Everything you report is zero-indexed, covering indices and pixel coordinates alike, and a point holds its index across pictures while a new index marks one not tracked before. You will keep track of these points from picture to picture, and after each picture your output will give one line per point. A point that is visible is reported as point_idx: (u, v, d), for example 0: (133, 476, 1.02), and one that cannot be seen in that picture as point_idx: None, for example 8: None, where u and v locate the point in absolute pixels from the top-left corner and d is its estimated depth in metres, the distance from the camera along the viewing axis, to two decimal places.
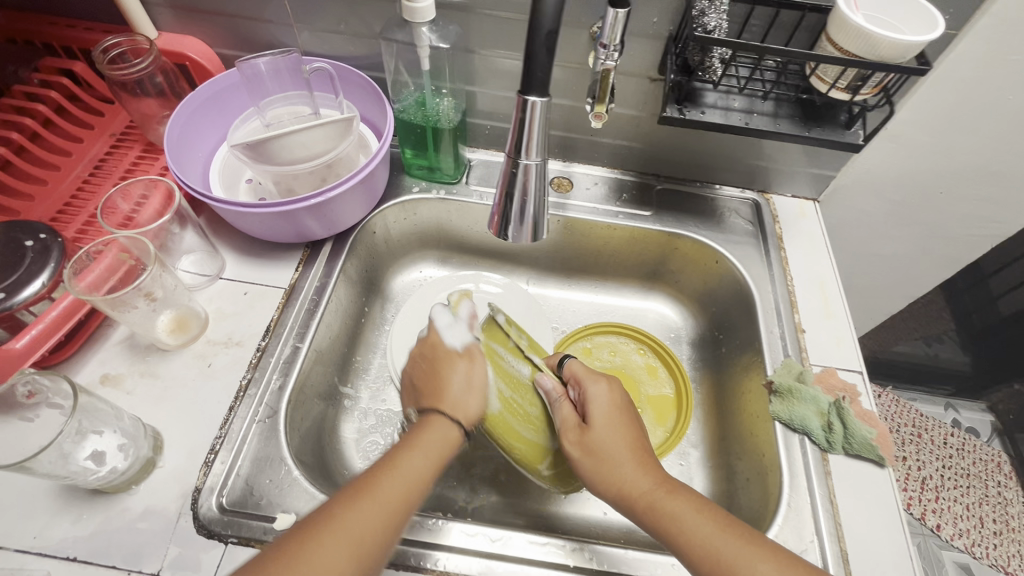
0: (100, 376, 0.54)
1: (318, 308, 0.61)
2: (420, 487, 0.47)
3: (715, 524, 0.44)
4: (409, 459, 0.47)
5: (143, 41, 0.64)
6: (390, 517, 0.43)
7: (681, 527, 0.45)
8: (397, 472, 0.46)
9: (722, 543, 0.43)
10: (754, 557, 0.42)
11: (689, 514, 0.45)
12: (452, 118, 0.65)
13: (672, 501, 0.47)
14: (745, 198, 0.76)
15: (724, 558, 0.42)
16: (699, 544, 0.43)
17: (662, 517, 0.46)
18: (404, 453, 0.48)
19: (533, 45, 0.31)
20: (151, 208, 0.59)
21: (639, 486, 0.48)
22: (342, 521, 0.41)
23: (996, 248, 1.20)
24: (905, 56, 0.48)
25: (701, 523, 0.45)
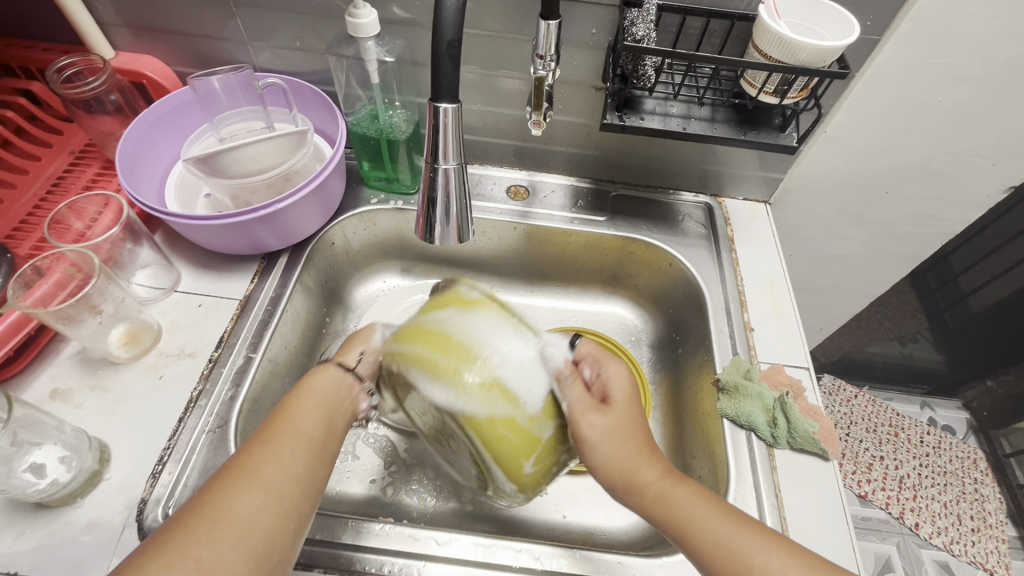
0: (49, 391, 0.55)
1: (272, 319, 0.62)
2: (326, 436, 0.46)
3: (721, 516, 0.43)
4: (298, 409, 0.46)
5: (99, 61, 0.65)
6: (306, 464, 0.42)
7: (693, 520, 0.43)
8: (286, 419, 0.45)
9: (735, 540, 0.41)
10: (763, 547, 0.41)
11: (698, 506, 0.44)
12: (406, 129, 0.67)
13: (680, 489, 0.45)
14: (698, 202, 0.78)
15: (737, 553, 0.41)
16: (713, 538, 0.42)
17: (675, 514, 0.44)
18: (295, 407, 0.46)
19: (438, 55, 0.33)
20: (103, 224, 0.60)
21: (651, 480, 0.46)
22: (253, 472, 0.40)
23: (960, 247, 1.23)
24: (824, 60, 0.50)
25: (711, 516, 0.43)
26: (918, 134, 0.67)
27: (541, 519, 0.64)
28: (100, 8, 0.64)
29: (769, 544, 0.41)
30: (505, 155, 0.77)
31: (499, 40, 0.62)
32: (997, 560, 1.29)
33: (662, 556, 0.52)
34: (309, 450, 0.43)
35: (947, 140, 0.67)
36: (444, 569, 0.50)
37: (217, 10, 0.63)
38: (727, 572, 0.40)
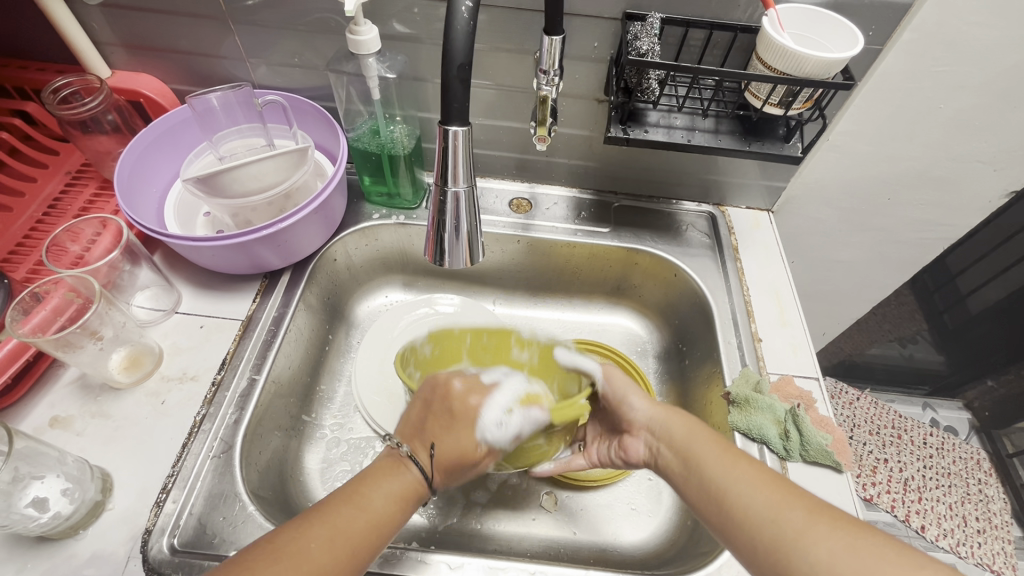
0: (49, 419, 0.53)
1: (275, 339, 0.61)
2: (388, 524, 0.44)
3: (721, 449, 0.47)
4: (372, 491, 0.45)
5: (95, 80, 0.64)
6: (348, 550, 0.40)
7: (688, 449, 0.48)
8: (357, 501, 0.44)
9: (718, 462, 0.46)
10: (740, 471, 0.44)
11: (699, 437, 0.49)
12: (407, 144, 0.66)
13: (683, 422, 0.51)
14: (701, 211, 0.78)
15: (714, 474, 0.45)
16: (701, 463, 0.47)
17: (675, 439, 0.50)
18: (367, 484, 0.46)
19: (447, 78, 0.32)
20: (102, 246, 0.59)
21: (666, 421, 0.52)
22: (298, 547, 0.39)
23: (958, 249, 1.23)
24: (829, 72, 0.50)
25: (708, 446, 0.48)
26: (920, 141, 0.67)
27: (552, 536, 0.63)
28: (95, 27, 0.64)
29: (750, 473, 0.44)
30: (507, 167, 0.77)
31: (500, 55, 0.62)
32: (1004, 561, 1.29)
33: None
34: (360, 537, 0.42)
35: (949, 147, 0.67)
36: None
37: (215, 28, 0.63)
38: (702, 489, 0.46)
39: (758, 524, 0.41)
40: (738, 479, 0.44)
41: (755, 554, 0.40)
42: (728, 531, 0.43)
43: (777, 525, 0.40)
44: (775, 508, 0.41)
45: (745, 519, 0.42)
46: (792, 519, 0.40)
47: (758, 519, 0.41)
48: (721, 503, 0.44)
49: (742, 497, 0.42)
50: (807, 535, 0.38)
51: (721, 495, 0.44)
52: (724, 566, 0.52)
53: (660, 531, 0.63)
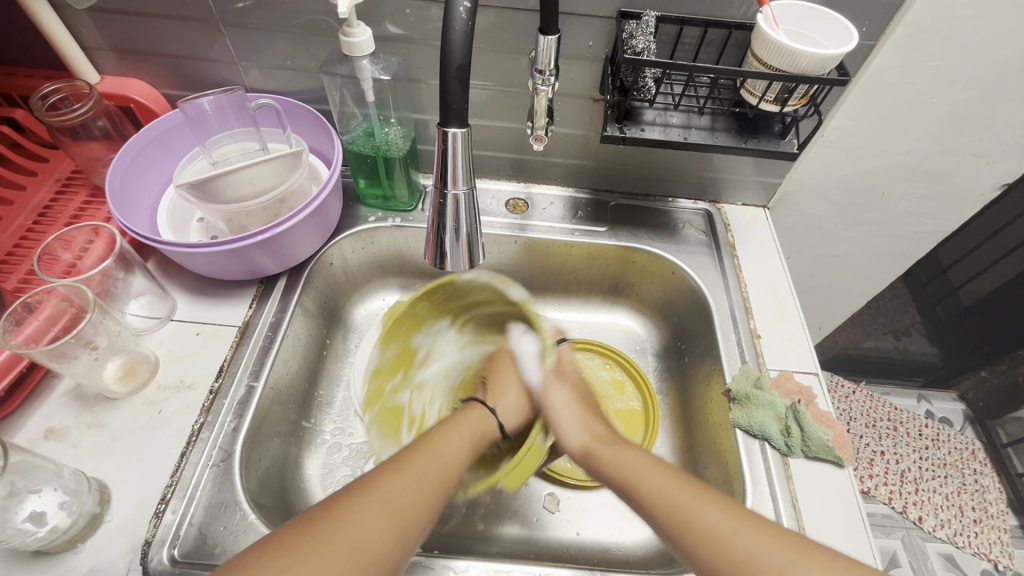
0: (44, 431, 0.53)
1: (273, 345, 0.60)
2: (461, 464, 0.48)
3: (681, 483, 0.45)
4: (444, 442, 0.49)
5: (84, 86, 0.64)
6: (400, 523, 0.40)
7: (643, 480, 0.47)
8: (434, 448, 0.47)
9: (683, 496, 0.44)
10: (708, 506, 0.43)
11: (656, 472, 0.47)
12: (402, 146, 0.66)
13: (639, 455, 0.50)
14: (697, 209, 0.78)
15: (681, 509, 0.43)
16: (661, 496, 0.45)
17: (629, 470, 0.48)
18: (439, 434, 0.50)
19: (445, 80, 0.32)
20: (94, 254, 0.58)
21: (611, 450, 0.52)
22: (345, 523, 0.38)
23: (950, 242, 1.25)
24: (824, 68, 0.50)
25: (667, 481, 0.46)
26: (913, 136, 0.68)
27: (555, 538, 0.63)
28: (84, 33, 0.63)
29: (716, 508, 0.42)
30: (503, 168, 0.77)
31: (495, 56, 0.61)
32: (1000, 550, 1.31)
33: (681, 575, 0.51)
34: (441, 480, 0.45)
35: (942, 141, 0.68)
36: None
37: (206, 32, 0.62)
38: (668, 522, 0.43)
39: (739, 557, 0.39)
40: (695, 502, 0.43)
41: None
42: (701, 570, 0.41)
43: (758, 564, 0.38)
44: (755, 546, 0.39)
45: (722, 555, 0.40)
46: (771, 557, 0.38)
47: (738, 559, 0.39)
48: (693, 541, 0.42)
49: (716, 535, 0.41)
50: (792, 568, 0.37)
51: (689, 534, 0.42)
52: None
53: None
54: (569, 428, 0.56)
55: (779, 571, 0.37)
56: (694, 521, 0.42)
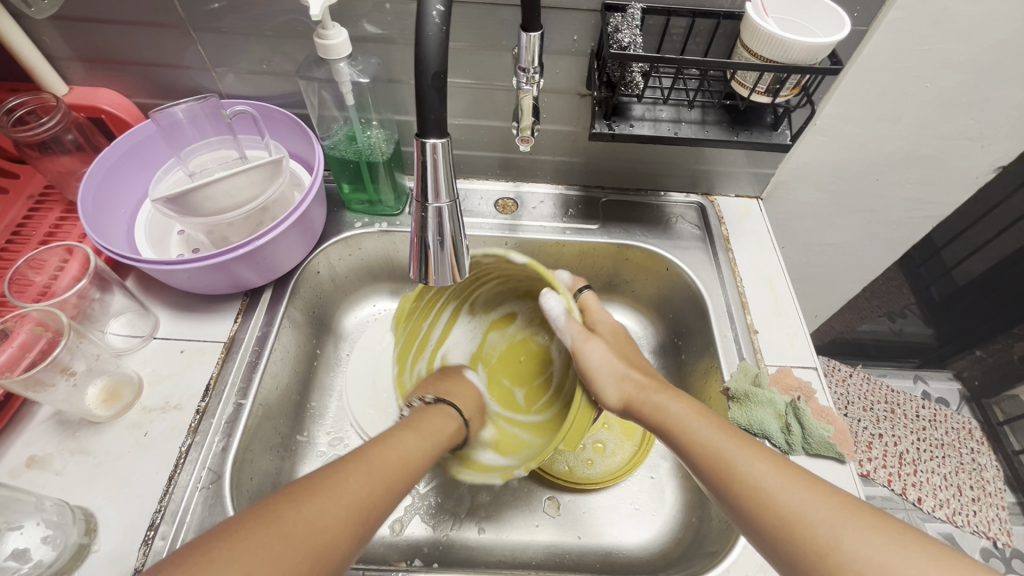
0: (26, 460, 0.51)
1: (260, 360, 0.59)
2: (419, 463, 0.48)
3: (727, 436, 0.46)
4: (405, 440, 0.49)
5: (50, 99, 0.61)
6: (388, 484, 0.44)
7: (690, 433, 0.47)
8: (393, 443, 0.48)
9: (729, 448, 0.44)
10: (754, 458, 0.43)
11: (703, 425, 0.47)
12: (385, 150, 0.64)
13: (682, 409, 0.50)
14: (690, 202, 0.77)
15: (726, 459, 0.44)
16: (708, 448, 0.45)
17: (672, 424, 0.49)
18: (402, 433, 0.50)
19: (421, 89, 0.30)
20: (69, 275, 0.56)
21: (651, 401, 0.52)
22: (342, 479, 0.41)
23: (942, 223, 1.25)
24: (817, 57, 0.48)
25: (713, 433, 0.46)
26: (907, 121, 0.66)
27: (558, 543, 0.62)
28: (48, 43, 0.60)
29: (764, 462, 0.43)
30: (490, 167, 0.75)
31: (477, 53, 0.59)
32: (999, 527, 1.32)
33: None
34: (398, 476, 0.45)
35: (935, 125, 0.67)
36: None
37: (176, 38, 0.60)
38: (712, 469, 0.44)
39: (785, 511, 0.39)
40: (752, 458, 0.43)
41: (771, 539, 0.40)
42: (746, 518, 0.41)
43: (804, 519, 0.38)
44: (802, 503, 0.39)
45: (765, 509, 0.40)
46: (819, 515, 0.38)
47: (783, 507, 0.40)
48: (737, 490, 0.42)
49: (760, 487, 0.41)
50: (840, 523, 0.37)
51: (734, 485, 0.43)
52: (732, 567, 0.51)
53: (664, 531, 0.63)
54: (607, 383, 0.54)
55: (824, 522, 0.38)
56: (741, 471, 0.43)
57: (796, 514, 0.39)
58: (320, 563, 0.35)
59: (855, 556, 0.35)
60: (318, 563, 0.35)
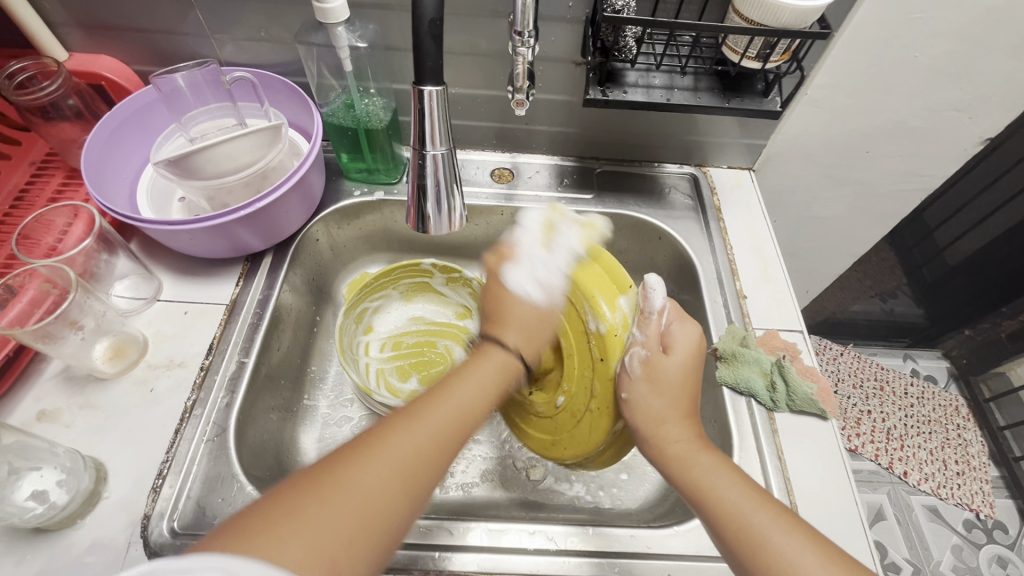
0: (36, 413, 0.53)
1: (262, 322, 0.60)
2: (469, 419, 0.47)
3: (757, 501, 0.43)
4: (456, 391, 0.48)
5: (51, 63, 0.62)
6: (443, 441, 0.44)
7: (714, 490, 0.44)
8: (448, 400, 0.47)
9: (748, 512, 0.42)
10: (775, 527, 0.41)
11: (727, 480, 0.45)
12: (382, 117, 0.65)
13: (710, 461, 0.47)
14: (683, 173, 0.78)
15: (744, 525, 0.42)
16: (730, 511, 0.43)
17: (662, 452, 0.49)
18: (455, 385, 0.48)
19: (418, 37, 0.31)
20: (74, 237, 0.58)
21: (682, 454, 0.48)
22: (389, 440, 0.41)
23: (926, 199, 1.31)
24: (806, 21, 0.49)
25: (736, 491, 0.44)
26: (896, 93, 0.68)
27: (552, 498, 0.64)
28: (48, 8, 0.61)
29: (800, 537, 0.40)
30: (487, 138, 0.76)
31: (473, 21, 0.60)
32: (982, 500, 1.36)
33: (675, 526, 0.51)
34: (453, 433, 0.45)
35: (925, 97, 0.68)
36: (488, 562, 0.49)
37: (175, 3, 0.60)
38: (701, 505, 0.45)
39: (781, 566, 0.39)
40: (777, 531, 0.40)
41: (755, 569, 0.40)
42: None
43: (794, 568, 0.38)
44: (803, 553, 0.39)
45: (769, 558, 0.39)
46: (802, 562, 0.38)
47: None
48: (750, 545, 0.41)
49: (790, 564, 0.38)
50: None
51: (752, 545, 0.40)
52: None
53: (654, 488, 0.65)
54: (519, 325, 0.56)
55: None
56: (754, 534, 0.41)
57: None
58: (373, 531, 0.36)
59: None
60: (366, 525, 0.36)
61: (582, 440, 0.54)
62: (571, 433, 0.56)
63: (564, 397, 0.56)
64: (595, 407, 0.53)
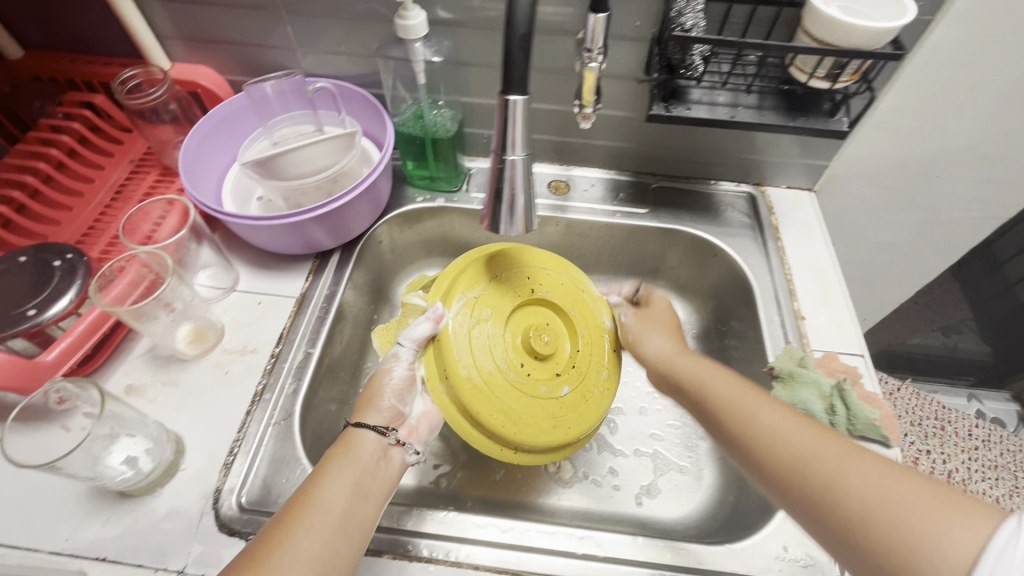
0: (125, 386, 0.57)
1: (328, 315, 0.63)
2: (349, 506, 0.45)
3: (749, 393, 0.49)
4: (327, 485, 0.45)
5: (158, 72, 0.69)
6: (329, 538, 0.42)
7: (715, 393, 0.51)
8: (320, 495, 0.45)
9: (746, 402, 0.48)
10: (767, 412, 0.46)
11: (728, 381, 0.51)
12: (449, 128, 0.69)
13: (710, 369, 0.53)
14: (740, 191, 0.78)
15: (742, 413, 0.47)
16: (730, 404, 0.49)
17: (701, 381, 0.53)
18: (320, 477, 0.46)
19: (510, 49, 0.34)
20: (169, 226, 0.63)
21: (677, 364, 0.57)
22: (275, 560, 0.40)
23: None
24: (878, 43, 0.49)
25: (738, 389, 0.50)
26: (970, 116, 0.66)
27: (597, 507, 0.65)
28: (158, 22, 0.68)
29: (786, 416, 0.44)
30: (545, 150, 0.78)
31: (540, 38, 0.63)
32: None
33: (727, 544, 0.51)
34: (337, 528, 0.43)
35: (1002, 121, 0.66)
36: (473, 552, 0.50)
37: (268, 19, 0.66)
38: (731, 421, 0.48)
39: (785, 455, 0.42)
40: (769, 414, 0.46)
41: (757, 459, 0.44)
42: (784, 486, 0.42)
43: (796, 448, 0.42)
44: (807, 442, 0.42)
45: (767, 444, 0.44)
46: (794, 438, 0.43)
47: (817, 477, 0.39)
48: (750, 433, 0.45)
49: (771, 435, 0.44)
50: (809, 449, 0.41)
51: (750, 424, 0.46)
52: (792, 545, 0.50)
53: (701, 506, 0.65)
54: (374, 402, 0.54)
55: (923, 515, 0.33)
56: (754, 422, 0.46)
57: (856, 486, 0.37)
58: None
59: (853, 487, 0.37)
60: None
61: (588, 417, 0.56)
62: (578, 412, 0.56)
63: (570, 378, 0.57)
64: (605, 387, 0.59)
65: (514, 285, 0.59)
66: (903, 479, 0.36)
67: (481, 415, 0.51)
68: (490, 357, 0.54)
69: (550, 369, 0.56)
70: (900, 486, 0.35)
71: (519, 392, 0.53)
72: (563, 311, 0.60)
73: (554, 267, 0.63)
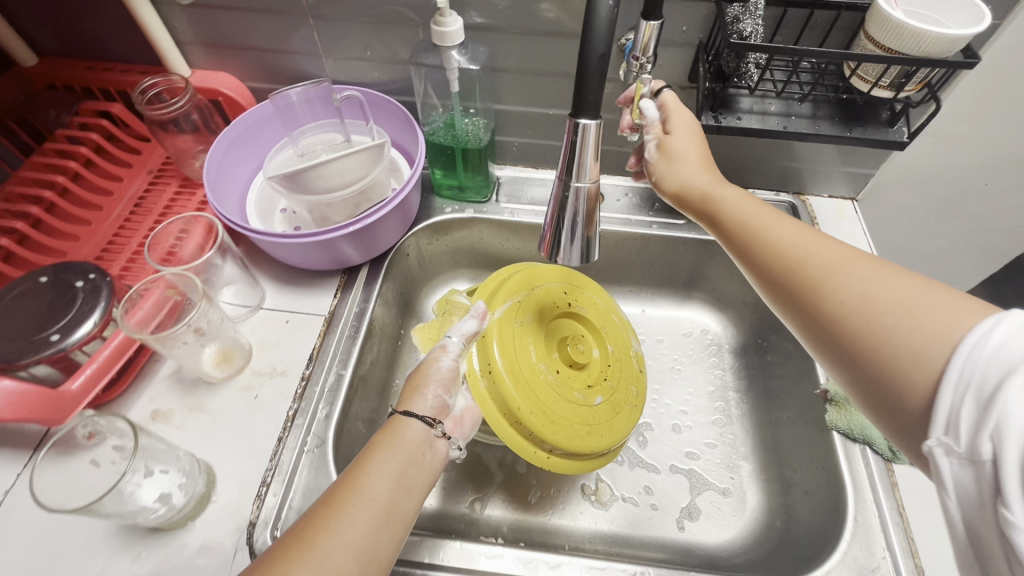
0: (151, 412, 0.55)
1: (359, 334, 0.61)
2: (394, 494, 0.40)
3: (765, 211, 0.46)
4: (372, 469, 0.41)
5: (180, 81, 0.66)
6: (372, 527, 0.38)
7: (723, 199, 0.48)
8: (364, 478, 0.40)
9: (757, 217, 0.46)
10: (781, 226, 0.44)
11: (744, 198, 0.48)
12: (480, 137, 0.66)
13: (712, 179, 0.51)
14: (780, 201, 0.75)
15: (752, 227, 0.45)
16: (741, 220, 0.46)
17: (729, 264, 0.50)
18: (365, 460, 0.42)
19: (585, 70, 0.31)
20: (193, 243, 0.61)
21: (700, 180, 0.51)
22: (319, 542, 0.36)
23: None
24: (951, 50, 0.46)
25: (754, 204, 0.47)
26: None
27: (640, 533, 0.61)
28: (178, 28, 0.65)
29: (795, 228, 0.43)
30: None
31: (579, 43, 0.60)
32: None
33: None
34: (380, 517, 0.39)
35: None
36: None
37: (294, 24, 0.63)
38: (740, 234, 0.46)
39: (798, 265, 0.41)
40: (784, 228, 0.44)
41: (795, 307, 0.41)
42: (794, 302, 0.41)
43: (812, 263, 0.40)
44: (815, 248, 0.41)
45: (780, 257, 0.42)
46: (804, 250, 0.41)
47: (857, 331, 0.36)
48: (760, 250, 0.44)
49: (836, 297, 0.38)
50: (828, 262, 0.39)
51: (760, 244, 0.44)
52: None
53: (747, 531, 0.62)
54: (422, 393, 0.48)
55: (915, 302, 0.34)
56: (827, 305, 0.38)
57: (857, 299, 0.37)
58: None
59: (887, 332, 0.34)
60: None
61: (617, 428, 0.54)
62: (609, 424, 0.53)
63: (602, 390, 0.55)
64: (631, 402, 0.57)
65: (554, 296, 0.58)
66: (922, 293, 0.34)
67: (520, 412, 0.48)
68: (530, 356, 0.52)
69: (583, 377, 0.55)
70: (920, 301, 0.34)
71: (556, 395, 0.51)
72: (595, 328, 0.59)
73: (591, 290, 0.63)
